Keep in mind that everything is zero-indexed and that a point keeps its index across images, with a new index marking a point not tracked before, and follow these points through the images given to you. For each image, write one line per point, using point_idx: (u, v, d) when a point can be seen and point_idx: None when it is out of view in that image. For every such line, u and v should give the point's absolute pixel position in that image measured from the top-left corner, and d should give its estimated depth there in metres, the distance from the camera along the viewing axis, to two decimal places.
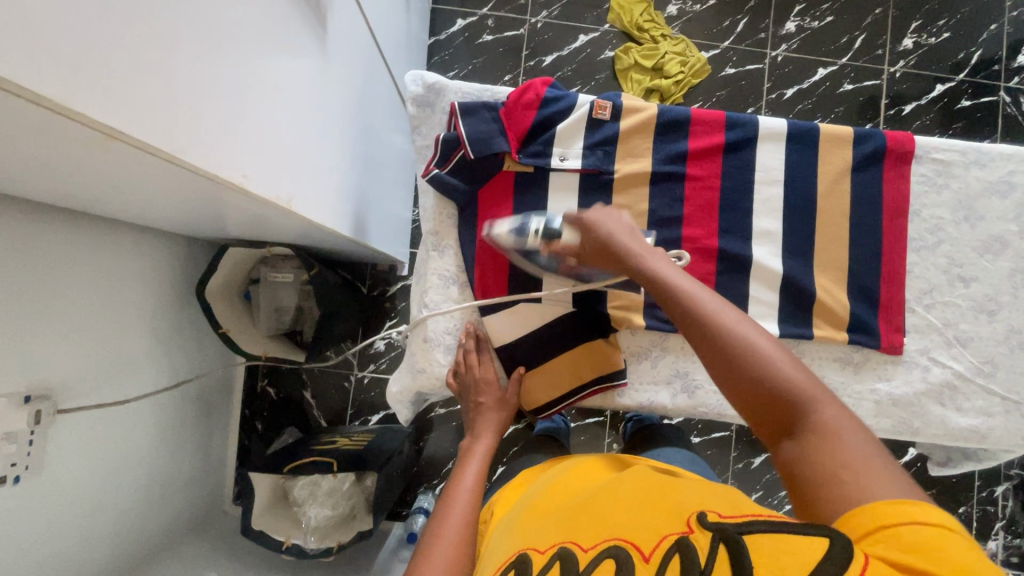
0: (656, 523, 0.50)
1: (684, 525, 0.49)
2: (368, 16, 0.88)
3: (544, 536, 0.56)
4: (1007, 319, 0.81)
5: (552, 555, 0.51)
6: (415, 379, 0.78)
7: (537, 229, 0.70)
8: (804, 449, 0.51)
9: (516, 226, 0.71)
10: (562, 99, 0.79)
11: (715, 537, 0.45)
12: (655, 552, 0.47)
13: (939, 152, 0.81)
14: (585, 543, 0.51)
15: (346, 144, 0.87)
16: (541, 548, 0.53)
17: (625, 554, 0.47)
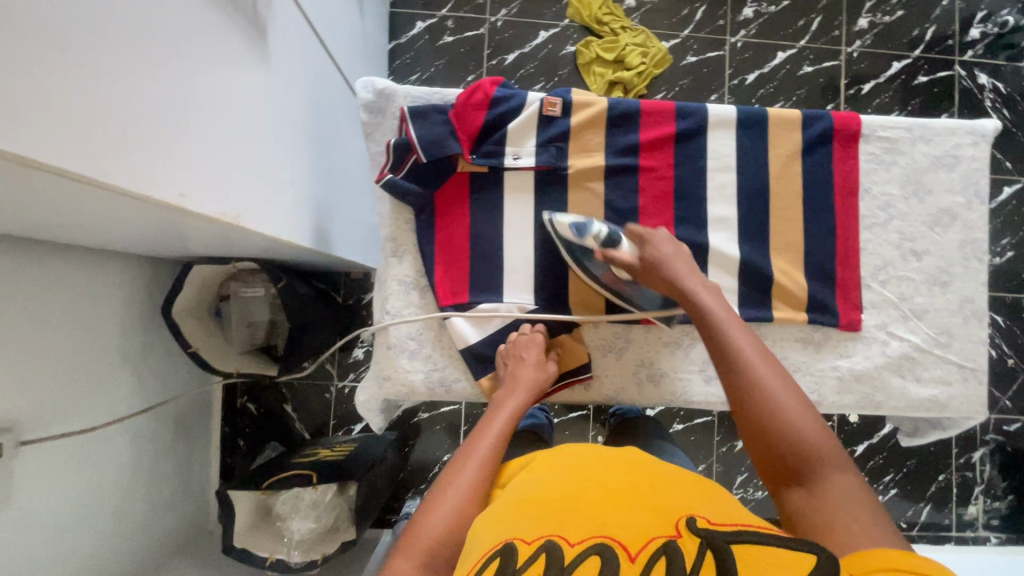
0: (644, 523, 0.52)
1: (672, 527, 0.52)
2: (315, 26, 0.88)
3: (527, 525, 0.54)
4: (960, 289, 0.82)
5: (538, 547, 0.50)
6: (381, 386, 0.77)
7: (599, 233, 0.73)
8: (814, 498, 0.56)
9: (577, 224, 0.74)
10: (512, 98, 0.79)
11: (704, 543, 0.49)
12: (641, 552, 0.49)
13: (886, 130, 0.83)
14: (571, 539, 0.51)
15: (300, 155, 0.85)
16: (526, 539, 0.52)
17: (610, 554, 0.48)
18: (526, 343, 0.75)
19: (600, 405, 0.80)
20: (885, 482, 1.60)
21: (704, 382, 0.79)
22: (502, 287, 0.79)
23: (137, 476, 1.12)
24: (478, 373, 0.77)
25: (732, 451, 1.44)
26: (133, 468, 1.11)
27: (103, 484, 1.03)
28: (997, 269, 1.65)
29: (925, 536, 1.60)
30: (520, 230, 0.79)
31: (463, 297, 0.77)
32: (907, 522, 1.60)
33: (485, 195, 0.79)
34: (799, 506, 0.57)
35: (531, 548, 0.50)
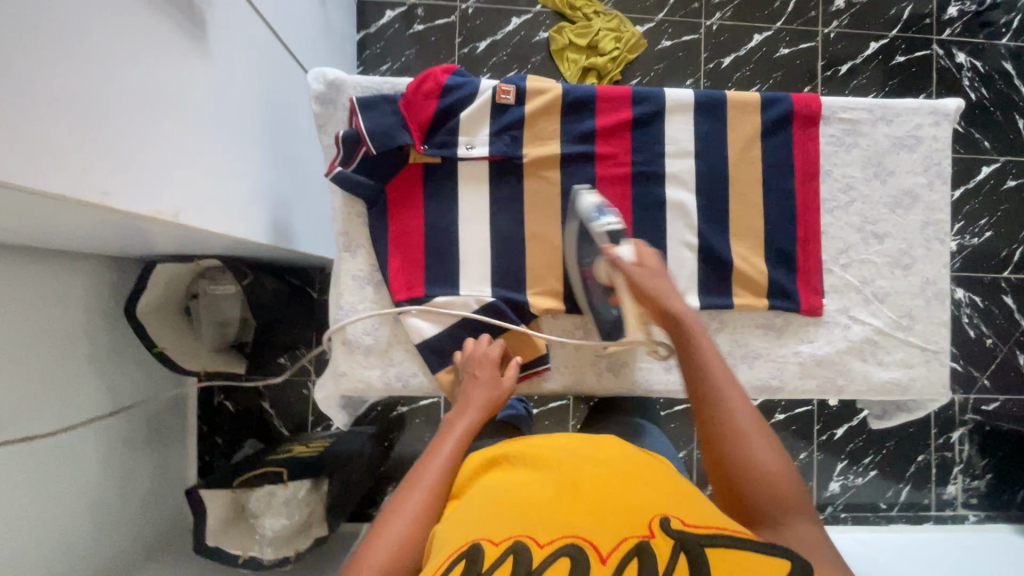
0: (616, 525, 0.52)
1: (645, 528, 0.52)
2: (263, 15, 0.85)
3: (496, 526, 0.53)
4: (922, 271, 0.82)
5: (506, 548, 0.49)
6: (338, 383, 0.77)
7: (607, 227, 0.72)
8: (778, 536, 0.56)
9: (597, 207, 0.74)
10: (464, 86, 0.77)
11: (677, 545, 0.49)
12: (612, 552, 0.49)
13: (846, 111, 0.82)
14: (541, 540, 0.51)
15: (251, 149, 0.83)
16: (495, 539, 0.51)
17: (580, 552, 0.49)
18: (480, 359, 0.74)
19: (560, 395, 0.81)
20: (864, 464, 1.61)
21: (665, 370, 0.79)
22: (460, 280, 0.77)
23: (113, 477, 1.11)
24: (435, 367, 0.76)
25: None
26: (108, 469, 1.09)
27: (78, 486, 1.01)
28: (975, 249, 1.65)
29: (904, 516, 1.62)
30: (475, 221, 0.78)
31: (418, 291, 0.76)
32: (886, 503, 1.61)
33: (439, 186, 0.78)
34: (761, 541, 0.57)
35: (500, 548, 0.49)
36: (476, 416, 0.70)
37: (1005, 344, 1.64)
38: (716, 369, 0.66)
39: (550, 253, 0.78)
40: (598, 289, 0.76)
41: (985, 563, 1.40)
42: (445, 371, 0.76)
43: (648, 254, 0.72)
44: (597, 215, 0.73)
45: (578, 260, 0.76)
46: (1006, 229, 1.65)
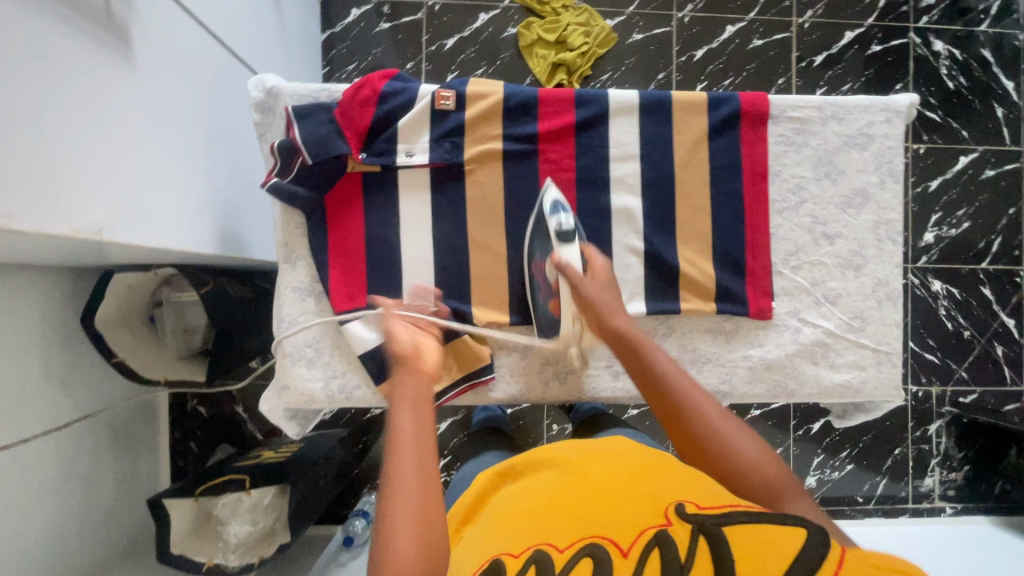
0: (633, 517, 0.55)
1: (662, 518, 0.54)
2: (197, 16, 0.82)
3: (515, 540, 0.56)
4: (874, 272, 0.81)
5: (526, 559, 0.52)
6: (280, 396, 0.76)
7: (559, 222, 0.70)
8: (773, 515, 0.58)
9: (550, 207, 0.73)
10: (403, 92, 0.76)
11: (694, 530, 0.51)
12: (633, 546, 0.51)
13: (795, 110, 0.80)
14: (560, 545, 0.53)
15: (183, 159, 0.80)
16: (515, 553, 0.53)
17: (603, 551, 0.51)
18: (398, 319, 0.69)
19: (507, 404, 0.80)
20: (841, 458, 1.61)
21: (611, 377, 0.79)
22: (402, 290, 0.76)
23: (83, 484, 1.10)
24: (379, 379, 0.75)
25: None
26: (75, 479, 1.08)
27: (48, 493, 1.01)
28: (953, 240, 1.63)
29: (881, 509, 1.62)
30: (416, 229, 0.77)
31: (360, 302, 0.75)
32: (863, 496, 1.61)
33: (380, 195, 0.77)
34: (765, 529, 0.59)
35: (521, 558, 0.52)
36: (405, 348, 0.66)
37: (983, 336, 1.63)
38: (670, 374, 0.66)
39: (493, 260, 0.77)
40: (544, 285, 0.75)
41: (959, 557, 1.41)
42: (390, 381, 0.75)
43: (596, 262, 0.71)
44: (551, 211, 0.72)
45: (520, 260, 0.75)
46: (983, 220, 1.64)
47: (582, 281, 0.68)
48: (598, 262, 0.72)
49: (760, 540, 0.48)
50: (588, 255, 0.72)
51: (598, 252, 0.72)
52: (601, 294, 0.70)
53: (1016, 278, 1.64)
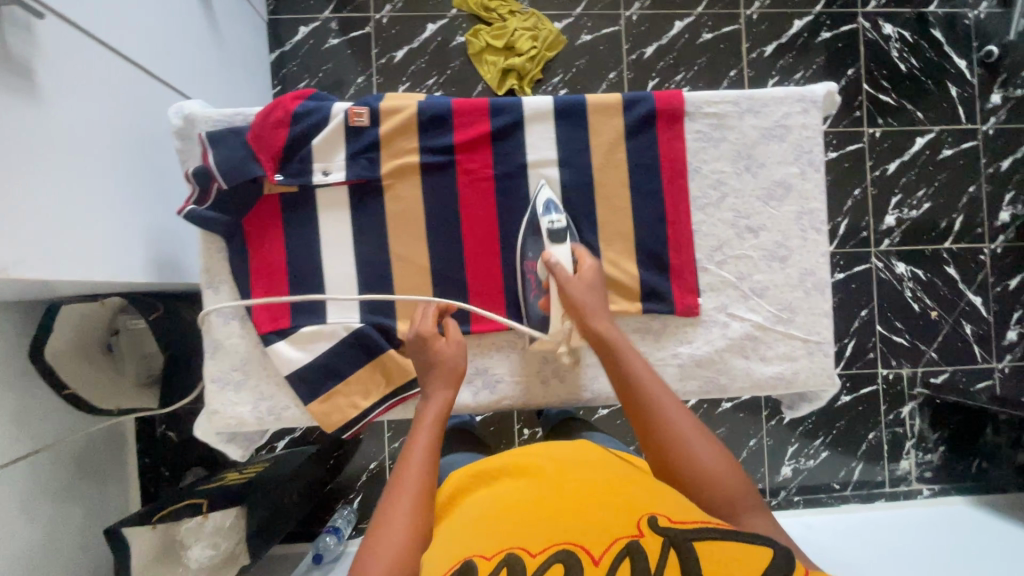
0: (605, 526, 0.57)
1: (634, 527, 0.56)
2: (111, 44, 0.82)
3: (488, 540, 0.57)
4: (799, 262, 0.81)
5: (499, 562, 0.54)
6: (211, 421, 0.76)
7: (552, 221, 0.73)
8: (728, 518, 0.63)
9: (544, 206, 0.75)
10: (316, 112, 0.76)
11: (665, 543, 0.53)
12: (603, 554, 0.53)
13: (711, 106, 0.80)
14: (533, 550, 0.55)
15: (105, 189, 0.81)
16: (488, 555, 0.55)
17: (574, 558, 0.53)
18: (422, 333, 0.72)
19: None
20: (815, 446, 1.60)
21: (542, 383, 0.80)
22: (326, 308, 0.76)
23: (49, 519, 1.09)
24: (307, 399, 0.76)
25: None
26: (40, 513, 1.07)
27: (11, 527, 1.00)
28: (914, 222, 1.63)
29: (858, 494, 1.62)
30: (337, 247, 0.77)
31: (284, 323, 0.76)
32: (839, 483, 1.61)
33: (299, 215, 0.77)
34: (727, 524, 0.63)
35: (496, 561, 0.54)
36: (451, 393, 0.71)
37: (950, 316, 1.63)
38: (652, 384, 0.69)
39: (416, 273, 0.78)
40: (535, 284, 0.76)
41: (934, 539, 1.40)
42: (319, 400, 0.76)
43: (585, 262, 0.74)
44: (544, 210, 0.75)
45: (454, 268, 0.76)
46: (943, 200, 1.64)
47: (568, 279, 0.72)
48: (587, 262, 0.74)
49: (727, 558, 0.51)
50: (579, 255, 0.75)
51: (587, 252, 0.75)
52: (586, 297, 0.72)
53: (980, 256, 1.64)
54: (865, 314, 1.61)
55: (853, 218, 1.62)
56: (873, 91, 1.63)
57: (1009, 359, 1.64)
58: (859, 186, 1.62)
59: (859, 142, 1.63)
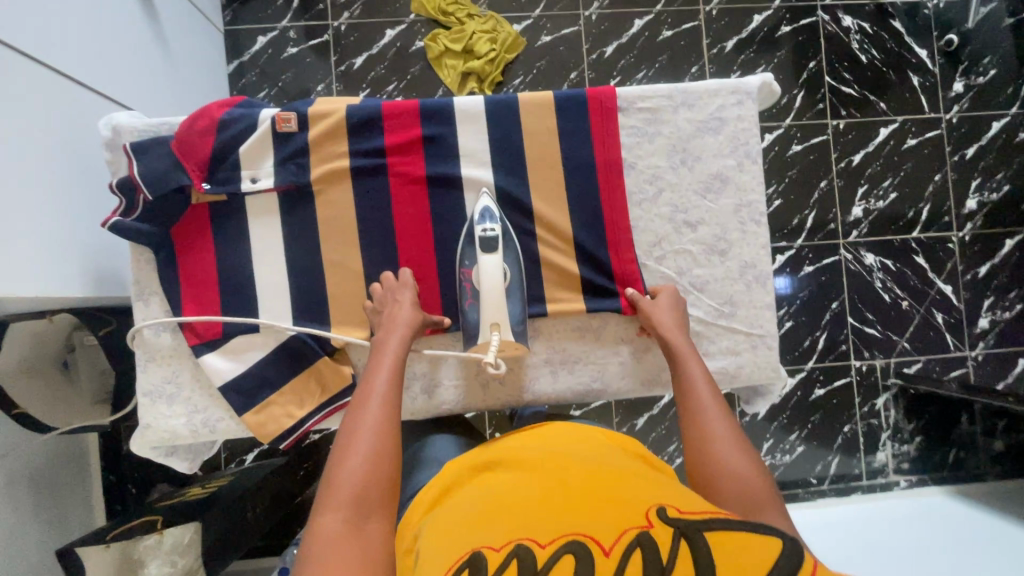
0: (616, 519, 0.53)
1: (643, 520, 0.53)
2: (44, 59, 0.82)
3: (496, 533, 0.54)
4: (739, 255, 0.80)
5: (507, 553, 0.50)
6: (143, 436, 0.75)
7: (486, 229, 0.73)
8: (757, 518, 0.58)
9: (479, 213, 0.75)
10: (243, 118, 0.76)
11: (676, 533, 0.50)
12: (614, 545, 0.50)
13: (645, 101, 0.79)
14: (542, 542, 0.52)
15: (40, 206, 0.80)
16: (495, 547, 0.52)
17: (584, 548, 0.49)
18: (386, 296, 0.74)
19: None
20: (791, 440, 1.59)
21: (481, 386, 0.79)
22: (258, 317, 0.75)
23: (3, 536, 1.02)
24: (240, 410, 0.74)
25: (632, 430, 1.39)
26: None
27: None
28: (881, 212, 1.63)
29: (836, 488, 1.60)
30: (269, 255, 0.76)
31: (215, 333, 0.75)
32: (816, 477, 1.60)
33: (230, 224, 0.76)
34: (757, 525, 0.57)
35: (503, 552, 0.50)
36: (407, 334, 0.71)
37: (921, 305, 1.63)
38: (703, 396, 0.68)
39: (350, 278, 0.77)
40: (470, 291, 0.74)
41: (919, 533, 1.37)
42: (253, 411, 0.75)
43: (664, 291, 0.76)
44: (479, 219, 0.74)
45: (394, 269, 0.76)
46: (909, 190, 1.64)
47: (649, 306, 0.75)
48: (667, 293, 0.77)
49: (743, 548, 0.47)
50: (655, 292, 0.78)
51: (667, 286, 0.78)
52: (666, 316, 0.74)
53: (948, 245, 1.64)
54: (836, 307, 1.60)
55: (820, 210, 1.61)
56: (835, 83, 1.63)
57: (981, 346, 1.64)
58: (825, 178, 1.62)
59: (823, 135, 1.63)
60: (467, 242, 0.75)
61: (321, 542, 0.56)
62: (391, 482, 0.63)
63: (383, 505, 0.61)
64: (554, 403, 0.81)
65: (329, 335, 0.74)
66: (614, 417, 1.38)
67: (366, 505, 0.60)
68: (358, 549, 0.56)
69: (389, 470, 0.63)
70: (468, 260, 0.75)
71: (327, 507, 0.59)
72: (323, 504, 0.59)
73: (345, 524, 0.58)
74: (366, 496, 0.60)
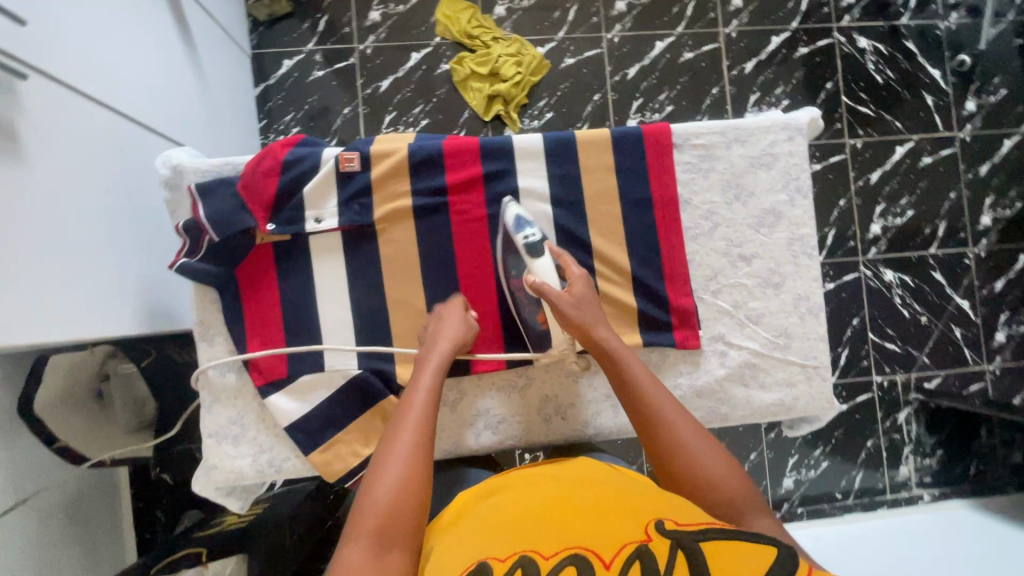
0: (616, 533, 0.54)
1: (644, 533, 0.53)
2: (95, 96, 0.82)
3: (501, 546, 0.54)
4: (793, 288, 0.81)
5: (513, 563, 0.50)
6: (209, 477, 0.75)
7: (527, 235, 0.72)
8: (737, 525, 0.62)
9: (515, 219, 0.73)
10: (306, 158, 0.76)
11: (673, 544, 0.50)
12: (615, 558, 0.50)
13: (699, 137, 0.81)
14: (545, 553, 0.52)
15: (95, 242, 0.79)
16: (502, 557, 0.52)
17: (586, 560, 0.50)
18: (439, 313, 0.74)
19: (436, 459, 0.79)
20: (816, 456, 1.61)
21: (544, 421, 0.80)
22: (324, 356, 0.76)
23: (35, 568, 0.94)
24: (306, 449, 0.75)
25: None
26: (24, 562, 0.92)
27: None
28: (900, 229, 1.66)
29: (861, 503, 1.62)
30: (332, 294, 0.77)
31: (281, 372, 0.75)
32: (841, 492, 1.62)
33: (293, 263, 0.77)
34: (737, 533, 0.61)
35: (507, 564, 0.50)
36: (442, 360, 0.70)
37: (939, 320, 1.66)
38: (664, 405, 0.67)
39: (413, 315, 0.78)
40: (525, 297, 0.75)
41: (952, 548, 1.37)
42: (319, 450, 0.75)
43: (572, 273, 0.73)
44: (517, 226, 0.73)
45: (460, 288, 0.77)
46: (926, 206, 1.67)
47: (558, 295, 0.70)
48: (573, 271, 0.74)
49: (737, 556, 0.48)
50: (560, 257, 0.75)
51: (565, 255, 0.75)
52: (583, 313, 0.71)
53: (965, 260, 1.67)
54: (857, 323, 1.63)
55: (839, 228, 1.64)
56: (852, 103, 1.66)
57: (998, 360, 1.67)
58: (844, 196, 1.65)
59: (842, 154, 1.66)
60: (512, 253, 0.75)
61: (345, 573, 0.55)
62: (418, 511, 0.60)
63: (409, 533, 0.58)
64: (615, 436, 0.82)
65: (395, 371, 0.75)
66: None
67: (391, 534, 0.58)
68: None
69: (417, 498, 0.61)
70: (512, 261, 0.75)
71: (353, 536, 0.57)
72: (350, 534, 0.57)
73: (371, 557, 0.55)
74: (391, 522, 0.58)
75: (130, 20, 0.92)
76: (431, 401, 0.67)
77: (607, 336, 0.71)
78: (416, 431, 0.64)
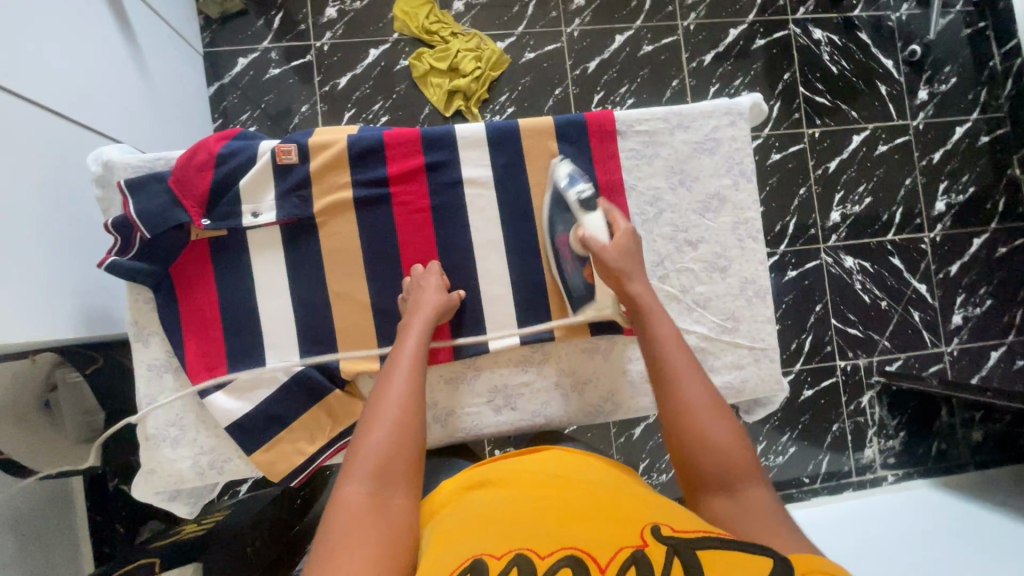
0: (616, 535, 0.49)
1: (640, 539, 0.48)
2: (20, 92, 0.78)
3: (497, 539, 0.50)
4: (739, 272, 0.82)
5: (507, 560, 0.46)
6: (148, 480, 0.73)
7: (580, 191, 0.74)
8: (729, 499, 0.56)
9: (569, 176, 0.76)
10: (241, 151, 0.75)
11: (670, 550, 0.45)
12: (611, 561, 0.46)
13: (642, 124, 0.81)
14: (542, 551, 0.47)
15: (18, 241, 0.75)
16: (496, 552, 0.48)
17: (579, 563, 0.45)
18: (422, 279, 0.74)
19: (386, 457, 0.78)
20: (783, 442, 1.63)
21: (493, 412, 0.79)
22: (265, 354, 0.75)
23: None
24: (249, 449, 0.73)
25: (630, 440, 1.39)
26: None
27: None
28: (858, 217, 1.69)
29: (827, 486, 1.65)
30: (272, 290, 0.76)
31: (220, 371, 0.73)
32: (808, 476, 1.65)
33: (231, 259, 0.75)
34: (719, 513, 0.56)
35: (498, 561, 0.46)
36: (428, 320, 0.70)
37: (899, 304, 1.69)
38: (675, 359, 0.65)
39: (356, 309, 0.76)
40: (570, 255, 0.77)
41: (924, 524, 1.39)
42: (262, 449, 0.73)
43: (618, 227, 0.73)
44: (569, 182, 0.75)
45: (409, 286, 0.75)
46: (883, 193, 1.70)
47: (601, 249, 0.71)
48: (620, 226, 0.74)
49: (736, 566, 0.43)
50: (611, 216, 0.75)
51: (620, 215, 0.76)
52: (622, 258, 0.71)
53: (921, 245, 1.71)
54: (820, 310, 1.65)
55: (800, 216, 1.67)
56: (809, 94, 1.69)
57: (956, 341, 1.71)
58: (804, 185, 1.67)
59: (800, 143, 1.68)
60: (560, 208, 0.77)
61: (341, 514, 0.54)
62: (413, 460, 0.61)
63: (406, 480, 0.59)
64: (565, 426, 0.82)
65: (338, 363, 0.74)
66: (612, 428, 1.37)
67: (389, 479, 0.58)
68: (383, 522, 0.54)
69: (412, 449, 0.61)
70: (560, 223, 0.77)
71: (349, 481, 0.57)
72: (346, 476, 0.57)
73: (369, 499, 0.55)
74: (388, 468, 0.58)
75: (60, 13, 0.88)
76: (422, 354, 0.68)
77: (642, 288, 0.71)
78: (408, 383, 0.65)
